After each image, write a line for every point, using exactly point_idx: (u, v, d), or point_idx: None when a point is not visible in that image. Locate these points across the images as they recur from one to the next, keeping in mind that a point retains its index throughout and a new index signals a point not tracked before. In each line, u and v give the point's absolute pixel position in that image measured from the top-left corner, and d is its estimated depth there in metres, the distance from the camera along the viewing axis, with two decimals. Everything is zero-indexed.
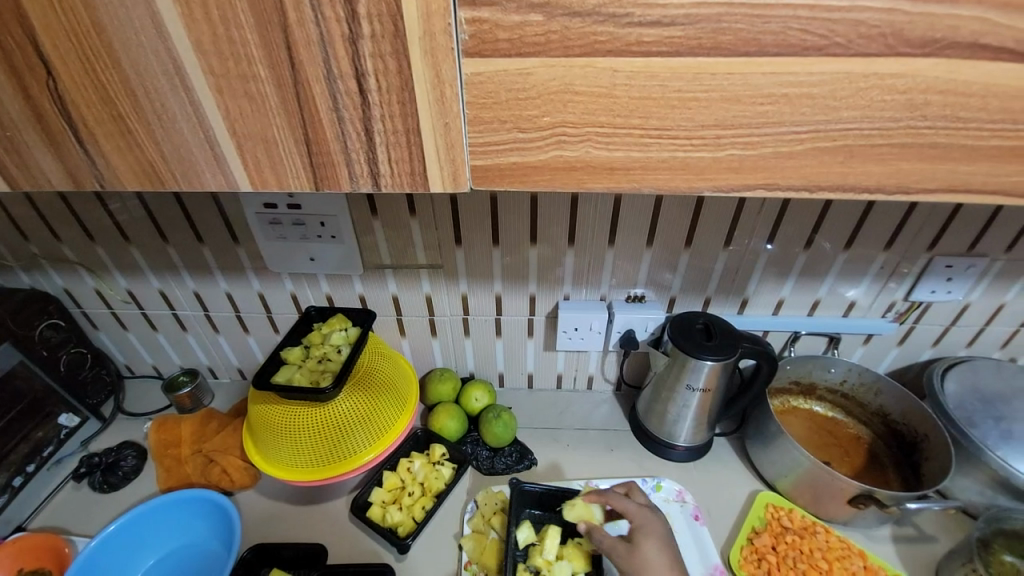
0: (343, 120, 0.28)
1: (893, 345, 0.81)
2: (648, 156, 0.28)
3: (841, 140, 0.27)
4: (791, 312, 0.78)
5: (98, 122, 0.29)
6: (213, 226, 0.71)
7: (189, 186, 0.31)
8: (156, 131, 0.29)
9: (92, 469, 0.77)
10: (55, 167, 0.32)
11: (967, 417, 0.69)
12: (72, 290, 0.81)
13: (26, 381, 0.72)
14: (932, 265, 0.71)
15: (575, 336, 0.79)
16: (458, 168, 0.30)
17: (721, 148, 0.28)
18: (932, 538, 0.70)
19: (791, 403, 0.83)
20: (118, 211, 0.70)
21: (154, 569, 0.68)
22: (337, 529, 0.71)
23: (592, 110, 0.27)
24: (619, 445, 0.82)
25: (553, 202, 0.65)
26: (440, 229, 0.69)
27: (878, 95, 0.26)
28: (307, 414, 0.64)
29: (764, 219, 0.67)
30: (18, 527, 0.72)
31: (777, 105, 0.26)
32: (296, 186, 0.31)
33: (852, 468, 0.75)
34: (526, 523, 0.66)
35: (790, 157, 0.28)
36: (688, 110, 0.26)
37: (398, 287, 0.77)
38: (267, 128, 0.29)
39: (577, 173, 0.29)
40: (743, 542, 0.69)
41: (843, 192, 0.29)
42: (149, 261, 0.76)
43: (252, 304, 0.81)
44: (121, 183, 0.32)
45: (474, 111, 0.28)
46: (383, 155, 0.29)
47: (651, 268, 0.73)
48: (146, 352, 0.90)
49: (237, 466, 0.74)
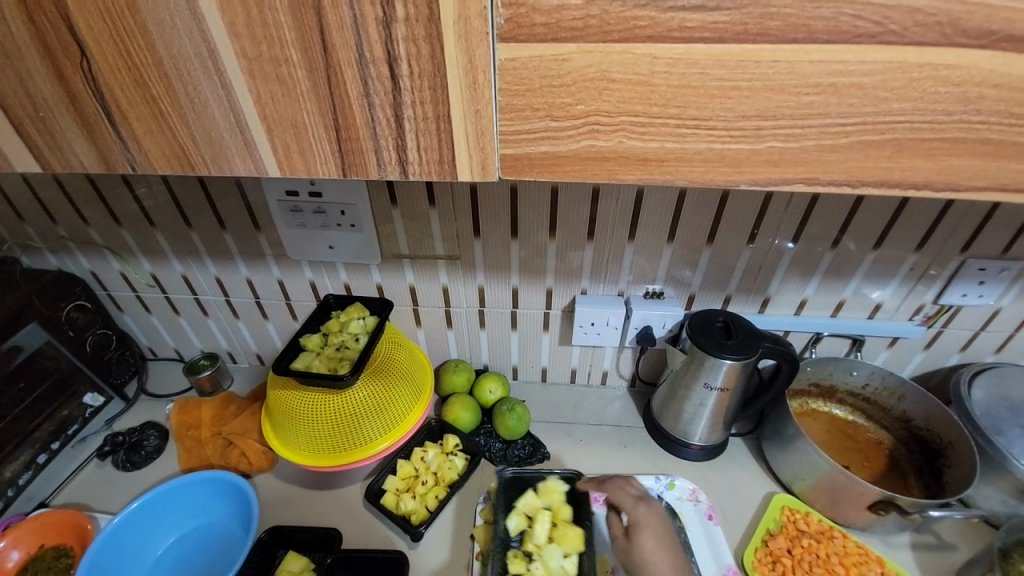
0: (374, 106, 0.28)
1: (919, 349, 0.79)
2: (684, 147, 0.27)
3: (890, 132, 0.26)
4: (813, 312, 0.76)
5: (133, 105, 0.30)
6: (235, 212, 0.72)
7: (219, 171, 0.32)
8: (188, 115, 0.30)
9: (116, 448, 0.79)
10: (88, 151, 0.32)
11: (994, 425, 0.67)
12: (99, 273, 0.83)
13: (52, 361, 0.75)
14: (964, 267, 0.68)
15: (591, 331, 0.78)
16: (487, 156, 0.29)
17: (761, 139, 0.27)
18: (952, 546, 0.68)
19: (810, 405, 0.82)
20: (145, 195, 0.72)
21: (174, 547, 0.70)
22: (351, 514, 0.72)
23: (627, 98, 0.26)
24: (632, 442, 0.81)
25: (574, 195, 0.64)
26: (459, 220, 0.69)
27: (930, 87, 0.24)
28: (325, 400, 0.64)
29: (791, 216, 0.65)
30: (40, 504, 0.74)
31: (822, 95, 0.25)
32: (324, 173, 0.31)
33: (872, 473, 0.74)
34: (516, 512, 0.66)
35: (833, 150, 0.27)
36: (728, 99, 0.26)
37: (416, 277, 0.77)
38: (298, 113, 0.29)
39: (609, 164, 0.29)
40: (757, 544, 0.68)
41: (886, 187, 0.28)
42: (172, 245, 0.78)
43: (272, 291, 0.82)
44: (152, 167, 0.32)
45: (506, 98, 0.27)
46: (412, 142, 0.29)
47: (671, 264, 0.72)
48: (168, 334, 0.92)
49: (255, 449, 0.76)
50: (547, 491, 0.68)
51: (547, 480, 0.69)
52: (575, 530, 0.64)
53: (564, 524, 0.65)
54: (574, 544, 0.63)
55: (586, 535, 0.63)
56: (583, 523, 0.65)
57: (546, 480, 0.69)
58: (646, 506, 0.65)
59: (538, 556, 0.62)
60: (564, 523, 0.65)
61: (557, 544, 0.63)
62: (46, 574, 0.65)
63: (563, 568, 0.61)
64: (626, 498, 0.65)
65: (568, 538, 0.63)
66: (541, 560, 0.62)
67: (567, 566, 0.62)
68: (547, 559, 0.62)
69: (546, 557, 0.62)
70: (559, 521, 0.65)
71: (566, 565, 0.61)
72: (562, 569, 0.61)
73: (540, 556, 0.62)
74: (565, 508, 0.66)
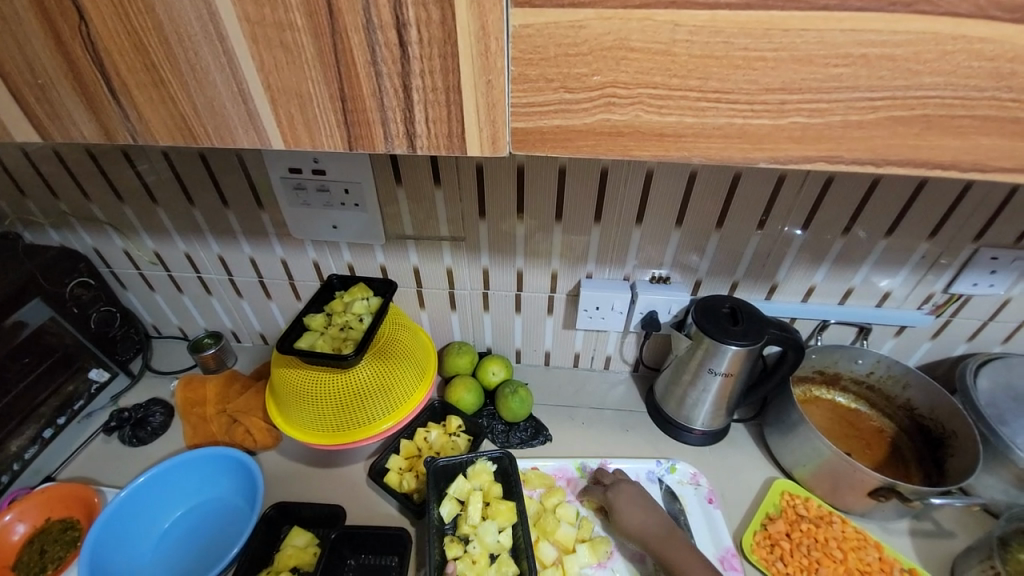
0: (381, 75, 0.27)
1: (926, 338, 0.78)
2: (704, 122, 0.26)
3: (919, 108, 0.25)
4: (821, 299, 0.76)
5: (131, 71, 0.29)
6: (238, 189, 0.71)
7: (222, 142, 0.31)
8: (190, 84, 0.29)
9: (122, 424, 0.79)
10: (89, 122, 0.31)
11: (998, 414, 0.67)
12: (101, 249, 0.83)
13: (57, 337, 0.75)
14: (976, 256, 0.67)
15: (595, 315, 0.78)
16: (498, 130, 0.28)
17: (784, 114, 0.26)
18: (951, 534, 0.69)
19: (813, 392, 0.81)
20: (146, 171, 0.71)
21: (180, 521, 0.71)
22: (355, 491, 0.73)
23: (646, 69, 0.25)
24: (634, 426, 0.81)
25: (582, 176, 0.63)
26: (464, 201, 0.68)
27: (964, 61, 0.23)
28: (328, 380, 0.64)
29: (803, 201, 0.64)
30: (46, 478, 0.74)
31: (852, 67, 0.24)
32: (329, 146, 0.30)
33: (873, 461, 0.74)
34: (448, 498, 0.67)
35: (860, 127, 0.26)
36: (752, 71, 0.24)
37: (420, 258, 0.76)
38: (302, 82, 0.28)
39: (623, 140, 0.28)
40: (756, 527, 0.68)
41: (911, 167, 0.27)
42: (174, 222, 0.77)
43: (275, 270, 0.81)
44: (153, 137, 0.31)
45: (520, 68, 0.26)
46: (420, 114, 0.28)
47: (678, 249, 0.71)
48: (172, 312, 0.92)
49: (260, 427, 0.76)
50: (476, 472, 0.68)
51: (475, 464, 0.68)
52: (506, 504, 0.65)
53: (496, 501, 0.66)
54: (506, 518, 0.64)
55: (517, 508, 0.65)
56: (514, 497, 0.66)
57: (474, 464, 0.69)
58: (613, 491, 0.67)
59: (474, 535, 0.64)
60: (495, 500, 0.66)
61: (491, 521, 0.65)
62: (53, 546, 0.66)
63: (499, 542, 0.64)
64: (598, 492, 0.69)
65: (501, 513, 0.64)
66: (478, 538, 0.64)
67: (502, 539, 0.64)
68: (484, 535, 0.64)
69: (481, 535, 0.64)
70: (491, 499, 0.67)
71: (502, 539, 0.64)
72: (498, 544, 0.64)
73: (476, 535, 0.64)
74: (496, 486, 0.68)
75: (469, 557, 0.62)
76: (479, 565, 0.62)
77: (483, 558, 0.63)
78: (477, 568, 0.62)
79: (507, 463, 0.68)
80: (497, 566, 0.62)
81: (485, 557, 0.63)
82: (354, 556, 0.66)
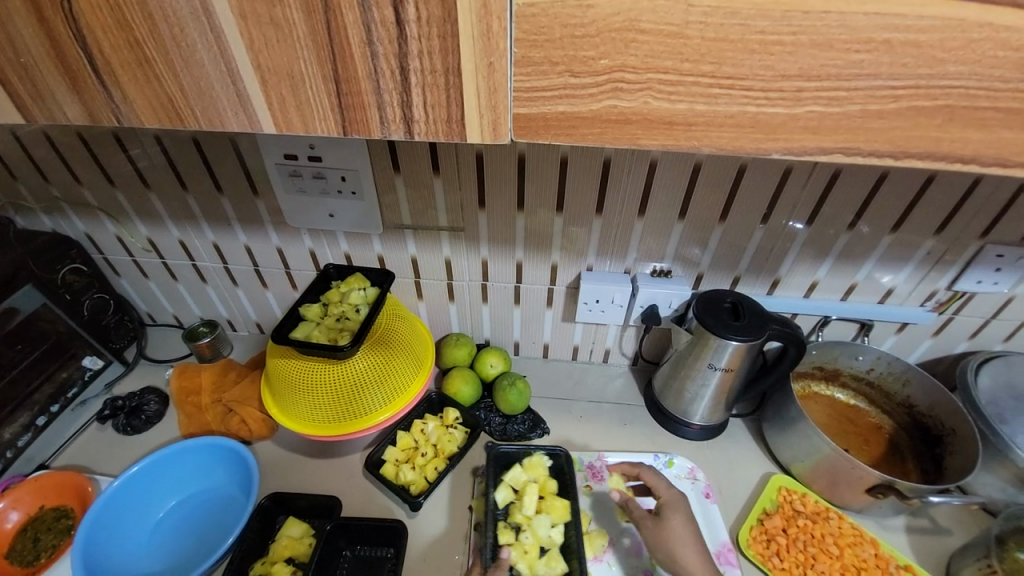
0: (377, 55, 0.25)
1: (927, 336, 0.78)
2: (715, 110, 0.25)
3: (943, 98, 0.24)
4: (823, 295, 0.75)
5: (115, 49, 0.27)
6: (233, 175, 0.69)
7: (210, 125, 0.30)
8: (176, 63, 0.27)
9: (116, 412, 0.79)
10: (74, 106, 0.30)
11: (999, 413, 0.67)
12: (94, 235, 0.81)
13: (50, 324, 0.74)
14: (982, 253, 0.66)
15: (595, 308, 0.77)
16: (499, 115, 0.27)
17: (800, 102, 0.24)
18: (947, 531, 0.69)
19: (812, 388, 0.81)
20: (139, 156, 0.69)
21: (174, 510, 0.70)
22: (351, 482, 0.73)
23: (657, 52, 0.24)
24: (633, 420, 0.81)
25: (584, 165, 0.62)
26: (464, 190, 0.66)
27: (990, 50, 0.22)
28: (324, 371, 0.64)
29: (809, 194, 0.62)
30: (41, 466, 0.74)
31: (874, 53, 0.23)
32: (322, 131, 0.29)
33: (871, 457, 0.74)
34: (504, 484, 0.67)
35: (880, 117, 0.24)
36: (768, 56, 0.23)
37: (418, 248, 0.75)
38: (294, 62, 0.26)
39: (631, 127, 0.26)
40: (753, 522, 0.68)
41: (930, 160, 0.26)
42: (168, 208, 0.75)
43: (271, 259, 0.80)
44: (140, 121, 0.30)
45: (522, 49, 0.25)
46: (417, 98, 0.27)
47: (679, 242, 0.70)
48: (166, 300, 0.91)
49: (255, 417, 0.76)
50: (533, 464, 0.69)
51: (532, 456, 0.70)
52: (561, 502, 0.65)
53: (551, 497, 0.67)
54: (561, 515, 0.65)
55: (573, 506, 0.65)
56: (569, 495, 0.67)
57: (530, 456, 0.70)
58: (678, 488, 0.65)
59: (527, 526, 0.64)
60: (551, 496, 0.67)
61: (545, 515, 0.65)
62: (46, 535, 0.66)
63: (551, 536, 0.64)
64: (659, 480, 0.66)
65: (556, 509, 0.65)
66: (531, 529, 0.64)
67: (555, 534, 0.64)
68: (537, 528, 0.64)
69: (535, 526, 0.64)
70: (546, 493, 0.67)
71: (554, 534, 0.64)
72: (549, 538, 0.64)
73: (529, 526, 0.64)
74: (552, 482, 0.68)
75: (521, 547, 0.62)
76: (531, 555, 0.62)
77: (535, 549, 0.63)
78: (528, 558, 0.62)
79: (562, 460, 0.70)
80: (547, 561, 0.62)
81: (536, 549, 0.63)
82: (349, 548, 0.66)
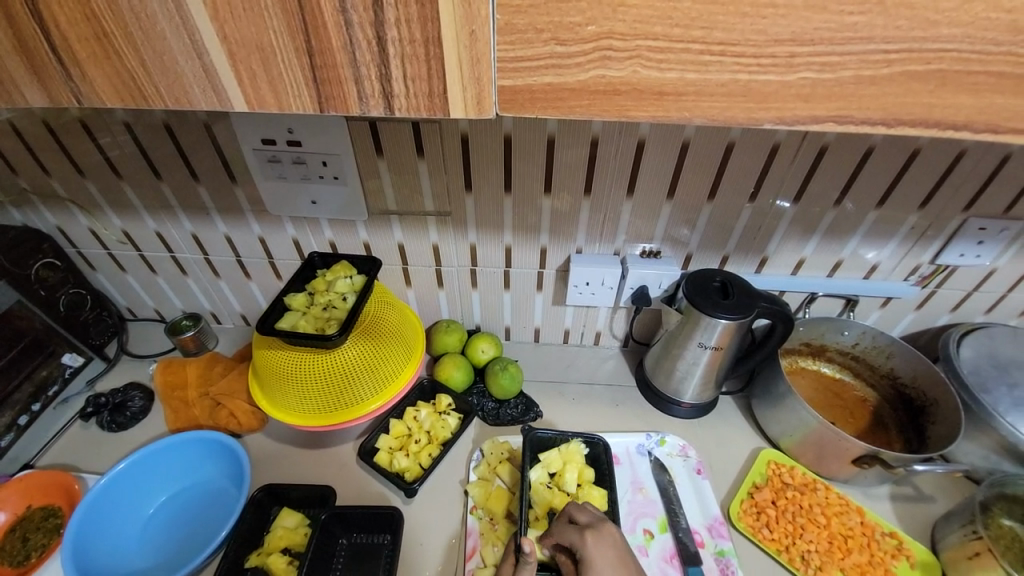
0: (352, 24, 0.24)
1: (910, 309, 0.79)
2: (706, 79, 0.24)
3: (936, 62, 0.23)
4: (810, 272, 0.75)
5: (72, 25, 0.25)
6: (209, 164, 0.67)
7: (178, 105, 0.28)
8: (137, 38, 0.26)
9: (99, 409, 0.76)
10: (37, 96, 0.28)
11: (981, 382, 0.68)
12: (66, 229, 0.78)
13: (27, 321, 0.71)
14: (965, 227, 0.67)
15: (585, 291, 0.77)
16: (483, 90, 0.26)
17: (793, 69, 0.24)
18: (930, 498, 0.71)
19: (799, 363, 0.83)
20: (109, 145, 0.66)
21: (165, 507, 0.69)
22: (345, 471, 0.73)
23: (646, 18, 0.23)
24: (624, 401, 0.82)
25: (572, 143, 0.60)
26: (450, 174, 0.65)
27: (982, 12, 0.22)
28: (313, 360, 0.62)
29: (795, 172, 0.62)
30: (24, 466, 0.72)
31: (868, 15, 0.22)
32: (298, 108, 0.28)
33: (856, 429, 0.76)
34: (540, 464, 0.67)
35: (873, 83, 0.24)
36: (760, 19, 0.23)
37: (405, 235, 0.74)
38: (263, 33, 0.25)
39: (620, 99, 0.26)
40: (743, 496, 0.70)
41: (923, 128, 0.25)
42: (142, 199, 0.73)
43: (253, 248, 0.78)
44: (102, 101, 0.28)
45: (506, 16, 0.24)
46: (397, 71, 0.25)
47: (668, 223, 0.69)
48: (146, 293, 0.88)
49: (244, 409, 0.75)
50: (569, 453, 0.68)
51: (570, 443, 0.69)
52: (599, 492, 0.65)
53: (589, 485, 0.66)
54: (597, 504, 0.64)
55: (609, 495, 0.65)
56: (606, 486, 0.67)
57: (569, 443, 0.69)
58: (595, 537, 0.54)
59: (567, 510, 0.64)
60: (588, 484, 0.66)
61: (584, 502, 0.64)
62: (35, 534, 0.64)
63: None
64: (572, 533, 0.56)
65: (594, 499, 0.64)
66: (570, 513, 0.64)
67: None
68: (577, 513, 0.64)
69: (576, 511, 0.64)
70: (582, 482, 0.67)
71: None
72: None
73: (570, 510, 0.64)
74: (587, 471, 0.67)
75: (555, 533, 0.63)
76: None
77: None
78: None
79: (600, 449, 0.70)
80: None
81: None
82: (346, 535, 0.66)
